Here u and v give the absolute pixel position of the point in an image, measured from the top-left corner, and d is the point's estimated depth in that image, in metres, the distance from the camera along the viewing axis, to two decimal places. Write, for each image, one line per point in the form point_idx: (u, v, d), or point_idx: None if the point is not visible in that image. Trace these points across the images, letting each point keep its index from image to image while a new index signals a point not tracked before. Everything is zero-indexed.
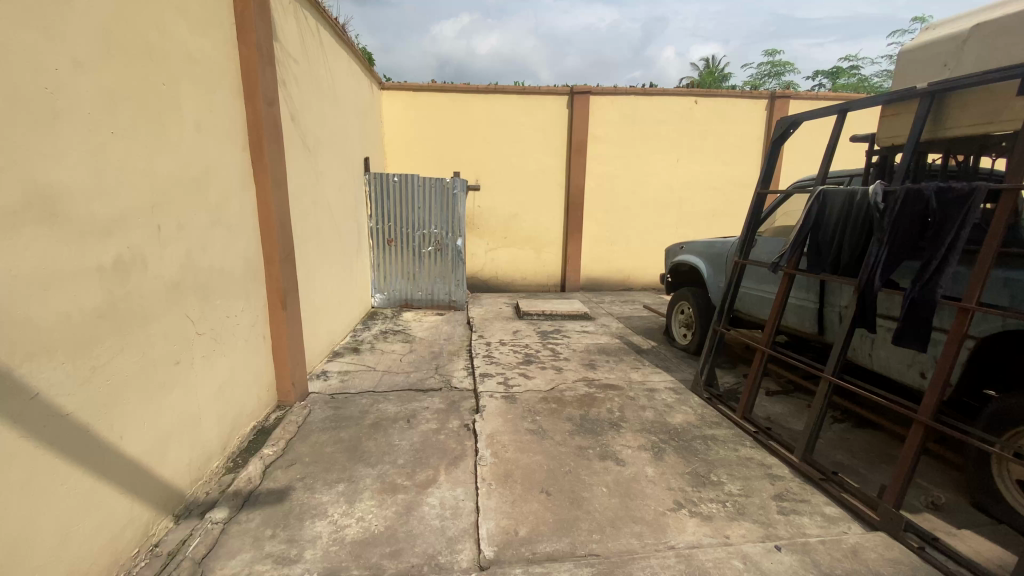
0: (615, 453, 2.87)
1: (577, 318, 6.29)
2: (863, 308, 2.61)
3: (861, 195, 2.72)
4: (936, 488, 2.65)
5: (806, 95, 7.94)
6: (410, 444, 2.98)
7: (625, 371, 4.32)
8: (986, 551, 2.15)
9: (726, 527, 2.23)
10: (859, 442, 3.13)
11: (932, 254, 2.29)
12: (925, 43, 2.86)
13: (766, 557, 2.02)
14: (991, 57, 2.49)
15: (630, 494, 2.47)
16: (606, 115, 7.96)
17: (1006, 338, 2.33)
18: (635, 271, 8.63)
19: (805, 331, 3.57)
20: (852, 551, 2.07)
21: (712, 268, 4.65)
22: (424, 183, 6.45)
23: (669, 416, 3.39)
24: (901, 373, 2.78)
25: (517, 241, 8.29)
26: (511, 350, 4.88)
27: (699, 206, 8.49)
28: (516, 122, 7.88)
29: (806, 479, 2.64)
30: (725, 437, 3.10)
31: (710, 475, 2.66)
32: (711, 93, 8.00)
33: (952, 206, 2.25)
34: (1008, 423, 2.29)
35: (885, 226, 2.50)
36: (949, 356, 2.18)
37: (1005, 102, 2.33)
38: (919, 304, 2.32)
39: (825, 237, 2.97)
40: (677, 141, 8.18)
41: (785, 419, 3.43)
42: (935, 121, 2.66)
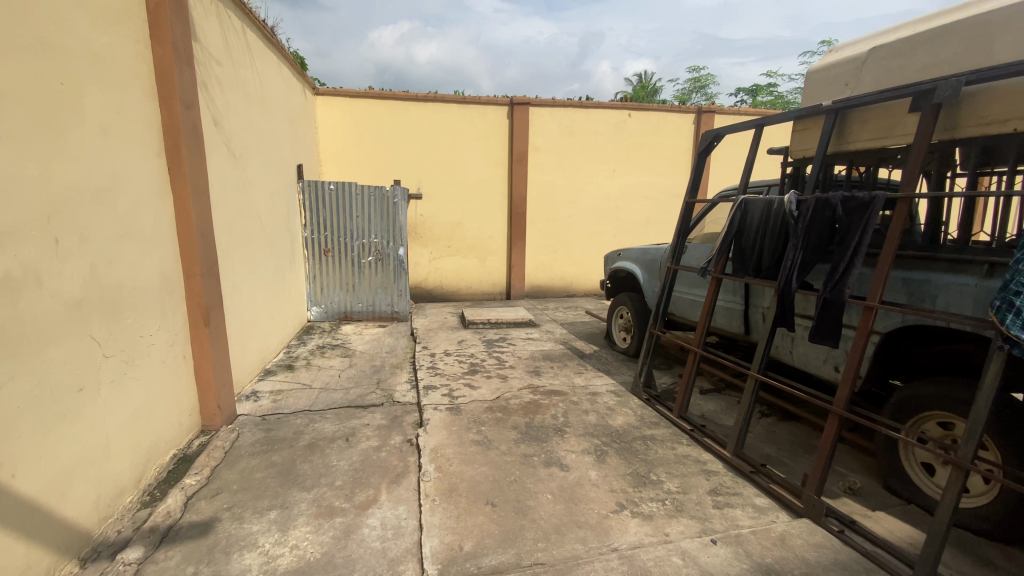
0: (559, 459, 2.89)
1: (523, 325, 6.32)
2: (782, 308, 2.79)
3: (777, 204, 2.92)
4: (852, 473, 2.86)
5: (728, 110, 8.48)
6: (349, 464, 2.86)
7: (568, 376, 4.37)
8: (897, 530, 2.33)
9: (666, 524, 2.29)
10: (784, 434, 3.34)
11: (840, 257, 2.49)
12: (828, 65, 3.13)
13: (703, 552, 2.09)
14: (885, 78, 2.76)
15: (574, 498, 2.49)
16: (545, 126, 8.14)
17: (904, 333, 2.57)
18: (579, 278, 8.81)
19: (733, 332, 3.77)
20: (781, 539, 2.19)
21: (648, 274, 4.82)
22: (363, 191, 6.33)
23: (611, 418, 3.46)
24: (818, 368, 2.99)
25: (461, 250, 8.22)
26: (456, 360, 4.82)
27: (635, 214, 8.82)
28: (456, 131, 7.87)
29: (738, 472, 2.77)
30: (663, 436, 3.20)
31: (650, 474, 2.74)
32: (643, 107, 8.38)
33: (855, 213, 2.46)
34: (910, 410, 2.53)
35: (799, 232, 2.69)
36: (858, 350, 2.37)
37: (898, 119, 2.58)
38: (830, 303, 2.51)
39: (748, 243, 3.16)
40: (613, 152, 8.48)
41: (717, 416, 3.60)
42: (839, 135, 2.90)
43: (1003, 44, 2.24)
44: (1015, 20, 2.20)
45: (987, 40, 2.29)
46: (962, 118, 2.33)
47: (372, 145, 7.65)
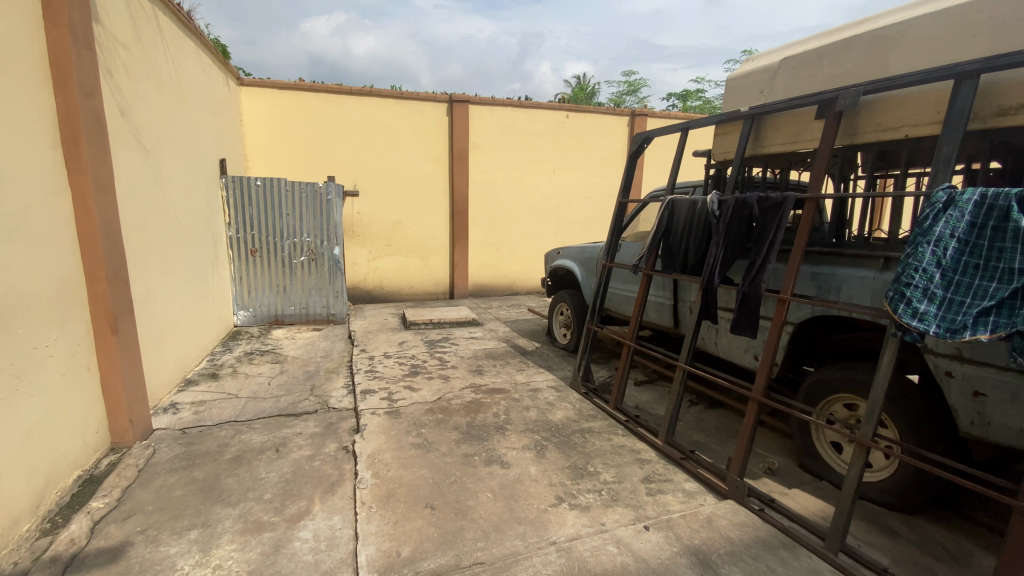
0: (500, 457, 2.89)
1: (465, 324, 6.28)
2: (707, 302, 2.95)
3: (700, 204, 3.08)
4: (771, 455, 3.07)
5: (660, 114, 8.86)
6: (279, 475, 2.73)
7: (510, 374, 4.39)
8: (810, 505, 2.52)
9: (602, 514, 2.35)
10: (711, 421, 3.53)
11: (756, 253, 2.67)
12: (744, 73, 3.34)
13: (636, 538, 2.17)
14: (795, 87, 2.97)
15: (514, 495, 2.51)
16: (485, 124, 8.13)
17: (813, 323, 2.80)
18: (521, 276, 8.87)
19: (663, 325, 3.94)
20: (708, 520, 2.31)
21: (586, 271, 4.95)
22: (293, 188, 6.07)
23: (551, 413, 3.52)
24: (740, 358, 3.19)
25: (400, 249, 8.03)
26: (396, 362, 4.72)
27: (575, 213, 9.02)
28: (394, 127, 7.69)
29: (669, 459, 2.90)
30: (600, 429, 3.29)
31: (587, 466, 2.81)
32: (580, 108, 8.57)
33: (769, 213, 2.65)
34: (820, 394, 2.76)
35: (721, 231, 2.86)
36: (773, 340, 2.55)
37: (806, 125, 2.80)
38: (748, 296, 2.68)
39: (675, 241, 3.32)
40: (552, 152, 8.62)
41: (650, 406, 3.75)
42: (756, 139, 3.10)
43: (894, 58, 2.48)
44: (904, 36, 2.44)
45: (881, 56, 2.53)
46: (861, 125, 2.56)
47: (303, 140, 7.32)
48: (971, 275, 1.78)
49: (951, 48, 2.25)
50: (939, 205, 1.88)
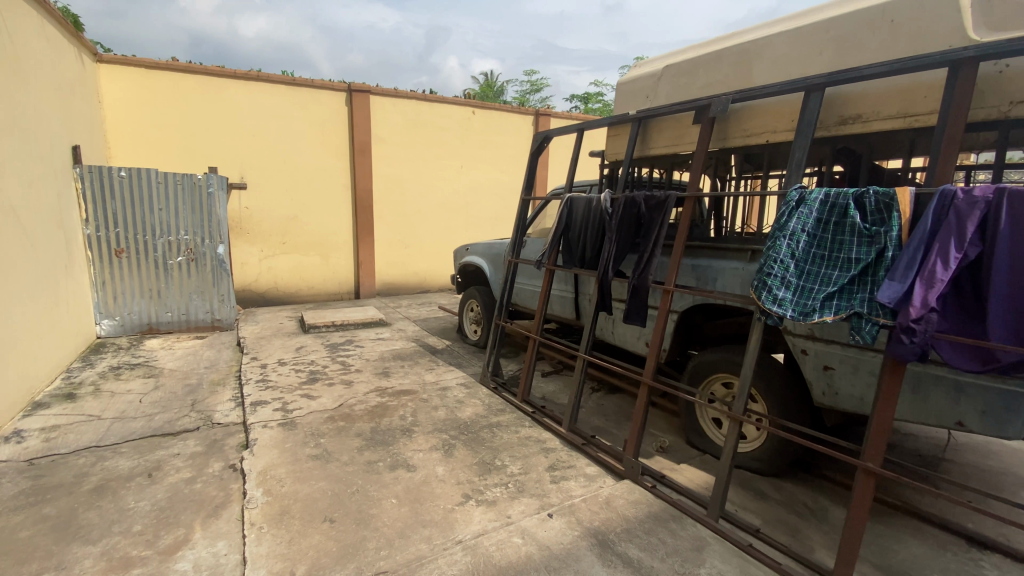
0: (405, 460, 2.82)
1: (371, 325, 6.04)
2: (602, 295, 3.10)
3: (596, 201, 3.24)
4: (663, 434, 3.31)
5: (563, 114, 9.17)
6: (153, 503, 2.43)
7: (418, 374, 4.30)
8: (696, 477, 2.76)
9: (508, 507, 2.38)
10: (611, 406, 3.73)
11: (644, 248, 2.85)
12: (632, 78, 3.54)
13: (540, 527, 2.22)
14: (675, 93, 3.21)
15: (421, 498, 2.46)
16: (387, 117, 7.85)
17: (695, 311, 3.05)
18: (430, 274, 8.69)
19: (566, 318, 4.09)
20: (607, 501, 2.43)
21: (494, 266, 4.98)
22: (166, 180, 5.45)
23: (459, 411, 3.50)
24: (634, 346, 3.40)
25: (298, 247, 7.52)
26: (293, 370, 4.41)
27: (483, 210, 9.03)
28: (286, 117, 7.17)
29: (572, 446, 3.01)
30: (508, 422, 3.33)
31: (495, 460, 2.83)
32: (486, 105, 8.61)
33: (654, 211, 2.85)
34: (703, 375, 3.02)
35: (614, 227, 3.02)
36: (660, 328, 2.74)
37: (684, 130, 3.04)
38: (638, 288, 2.86)
39: (574, 236, 3.44)
40: (459, 148, 8.56)
41: (555, 396, 3.87)
42: (644, 142, 3.31)
43: (756, 71, 2.76)
44: (765, 51, 2.72)
45: (746, 69, 2.80)
46: (731, 130, 2.83)
47: (179, 127, 6.57)
48: (817, 265, 2.04)
49: (801, 65, 2.56)
50: (792, 204, 2.13)
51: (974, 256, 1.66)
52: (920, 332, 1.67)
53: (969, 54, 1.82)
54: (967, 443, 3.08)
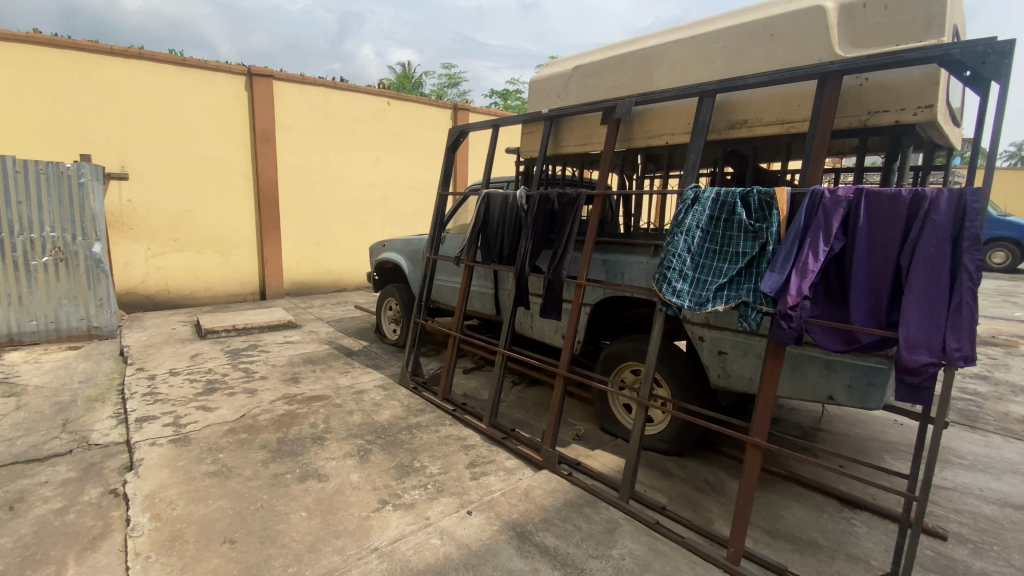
0: (316, 470, 2.68)
1: (279, 328, 5.66)
2: (519, 290, 3.13)
3: (512, 198, 3.26)
4: (580, 422, 3.43)
5: (481, 109, 9.16)
6: (11, 542, 2.10)
7: (332, 378, 4.10)
8: (610, 462, 2.88)
9: (426, 509, 2.35)
10: (530, 398, 3.80)
11: (558, 243, 2.92)
12: (544, 77, 3.59)
13: (459, 525, 2.21)
14: (584, 94, 3.30)
15: (333, 508, 2.35)
16: (294, 105, 7.38)
17: (606, 303, 3.19)
18: (345, 272, 8.31)
19: (486, 314, 4.09)
20: (525, 493, 2.47)
21: (412, 262, 4.86)
22: (24, 168, 4.73)
23: (376, 414, 3.38)
24: (551, 339, 3.48)
25: (193, 244, 6.87)
26: (188, 380, 4.02)
27: (402, 205, 8.78)
28: (176, 100, 6.51)
29: (492, 441, 3.03)
30: (427, 422, 3.27)
31: (413, 462, 2.77)
32: (401, 96, 8.37)
33: (567, 207, 2.93)
34: (615, 364, 3.16)
35: (529, 223, 3.07)
36: (575, 320, 2.83)
37: (594, 129, 3.16)
38: (553, 283, 2.93)
39: (491, 232, 3.45)
40: (374, 140, 8.25)
41: (476, 392, 3.87)
42: (556, 139, 3.39)
43: (657, 75, 2.91)
44: (664, 57, 2.87)
45: (648, 73, 2.95)
46: (635, 132, 2.97)
47: (42, 107, 5.74)
48: (711, 259, 2.21)
49: (696, 71, 2.74)
50: (688, 202, 2.28)
51: (838, 249, 1.87)
52: (797, 317, 1.86)
53: (835, 68, 2.04)
54: (838, 414, 3.49)
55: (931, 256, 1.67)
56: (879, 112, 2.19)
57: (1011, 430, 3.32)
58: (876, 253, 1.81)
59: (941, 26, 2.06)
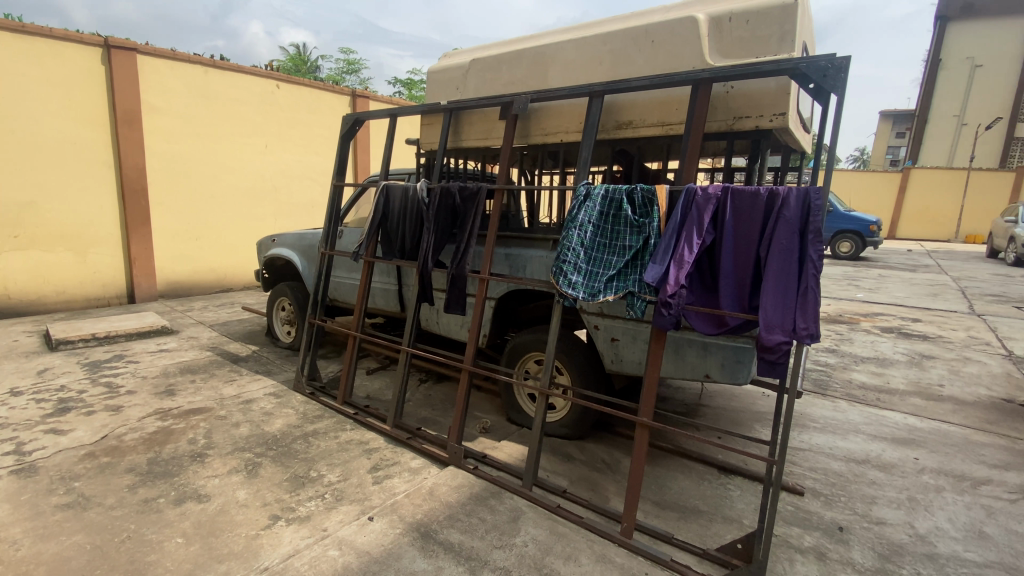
0: (195, 491, 2.44)
1: (151, 335, 5.05)
2: (422, 286, 3.07)
3: (412, 190, 3.18)
4: (486, 415, 3.45)
5: (382, 97, 8.84)
6: None
7: (215, 388, 3.74)
8: (515, 452, 2.94)
9: (324, 520, 2.23)
10: (437, 395, 3.76)
11: (461, 238, 2.90)
12: (442, 68, 3.53)
13: (359, 533, 2.13)
14: (482, 87, 3.30)
15: (216, 530, 2.16)
16: (165, 84, 6.59)
17: (509, 296, 3.23)
18: (232, 270, 7.61)
19: (390, 311, 3.97)
20: (430, 492, 2.44)
21: (306, 259, 4.57)
22: None
23: (267, 425, 3.14)
24: (457, 334, 3.45)
25: (37, 241, 5.89)
26: (32, 400, 3.45)
27: (296, 197, 8.23)
28: (10, 71, 5.52)
29: (396, 442, 2.95)
30: (326, 428, 3.10)
31: (309, 472, 2.62)
32: (292, 80, 7.82)
33: (468, 201, 2.92)
34: (519, 356, 3.22)
35: (430, 217, 3.01)
36: (479, 314, 2.83)
37: (493, 124, 3.18)
38: (456, 278, 2.90)
39: (391, 226, 3.34)
40: (263, 126, 7.62)
41: (379, 393, 3.74)
42: (456, 133, 3.36)
43: (550, 73, 2.99)
44: (557, 56, 2.96)
45: (542, 70, 3.01)
46: (531, 128, 3.03)
47: None
48: (603, 252, 2.32)
49: (586, 71, 2.84)
50: (581, 197, 2.38)
51: (710, 242, 2.04)
52: (675, 304, 2.01)
53: (706, 75, 2.22)
54: (718, 391, 3.87)
55: (783, 247, 1.89)
56: (743, 117, 2.44)
57: (852, 395, 3.89)
58: (741, 246, 2.01)
59: (792, 41, 2.31)
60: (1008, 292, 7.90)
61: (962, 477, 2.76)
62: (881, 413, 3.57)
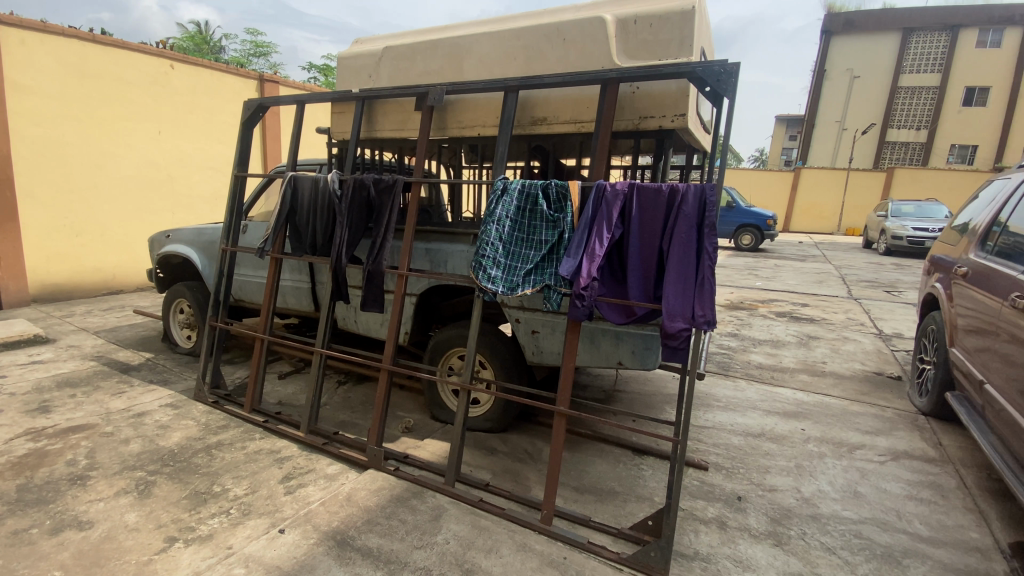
0: (75, 518, 2.18)
1: (19, 345, 4.44)
2: (336, 283, 2.93)
3: (323, 182, 3.03)
4: (409, 414, 3.38)
5: (293, 83, 8.35)
6: None
7: (101, 401, 3.36)
8: (437, 449, 2.91)
9: (229, 537, 2.08)
10: (357, 397, 3.63)
11: (377, 232, 2.80)
12: (354, 53, 3.38)
13: (269, 547, 2.01)
14: (395, 77, 3.20)
15: (100, 560, 1.94)
16: (32, 57, 5.77)
17: (429, 292, 3.18)
18: (122, 269, 6.87)
19: (303, 311, 3.76)
20: (347, 497, 2.35)
21: (207, 256, 4.21)
22: None
23: (163, 439, 2.87)
24: (376, 332, 3.35)
25: None
26: None
27: (197, 188, 7.58)
28: None
29: (312, 448, 2.81)
30: (232, 439, 2.89)
31: (213, 487, 2.43)
32: (189, 60, 7.16)
33: (384, 194, 2.82)
34: (441, 352, 3.19)
35: (343, 210, 2.88)
36: (397, 311, 2.76)
37: (408, 115, 3.10)
38: (372, 274, 2.80)
39: (301, 221, 3.15)
40: (156, 110, 6.92)
41: (293, 398, 3.54)
42: (370, 123, 3.24)
43: (465, 65, 2.96)
44: (472, 48, 2.94)
45: (457, 62, 2.98)
46: (448, 121, 2.99)
47: None
48: (520, 246, 2.34)
49: (501, 64, 2.85)
50: (498, 192, 2.38)
51: (618, 235, 2.13)
52: (588, 296, 2.08)
53: (613, 75, 2.30)
54: (633, 376, 4.07)
55: (683, 241, 2.01)
56: (648, 117, 2.56)
57: (750, 374, 4.26)
58: (647, 239, 2.11)
59: (690, 46, 2.44)
60: (878, 278, 9.00)
61: (840, 444, 3.12)
62: (774, 390, 3.93)
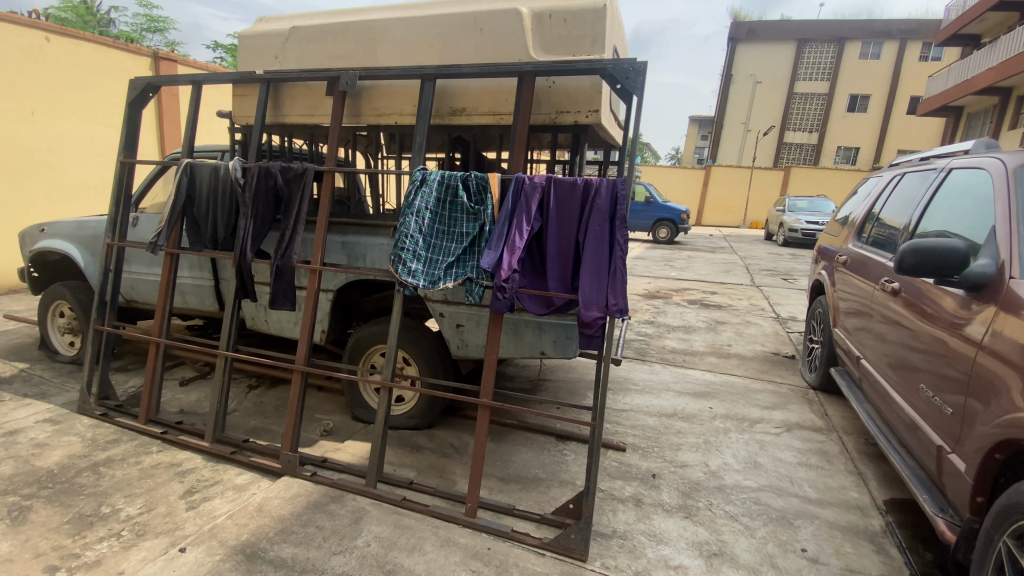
0: None
1: None
2: (242, 280, 2.73)
3: (223, 170, 2.80)
4: (328, 416, 3.24)
5: (193, 63, 7.67)
6: None
7: None
8: (359, 451, 2.81)
9: (120, 561, 1.89)
10: (271, 401, 3.42)
11: (285, 224, 2.64)
12: (257, 32, 3.14)
13: (168, 568, 1.85)
14: (304, 59, 3.02)
15: None
16: None
17: (347, 288, 3.05)
18: None
19: (206, 310, 3.47)
20: (258, 507, 2.21)
21: (90, 252, 3.76)
22: None
23: (38, 459, 2.54)
24: (290, 331, 3.16)
25: None
26: None
27: (79, 176, 6.74)
28: None
29: (218, 458, 2.61)
30: (125, 454, 2.62)
31: (101, 508, 2.19)
32: (67, 31, 6.35)
33: (293, 183, 2.66)
34: (361, 350, 3.07)
35: (247, 200, 2.68)
36: (311, 308, 2.62)
37: (319, 101, 2.94)
38: (282, 269, 2.63)
39: (201, 212, 2.90)
40: (30, 86, 6.07)
41: (198, 406, 3.27)
42: (277, 108, 3.03)
43: (380, 50, 2.86)
44: (386, 33, 2.84)
45: (371, 47, 2.87)
46: (362, 108, 2.87)
47: None
48: (439, 238, 2.30)
49: (417, 52, 2.78)
50: (416, 183, 2.32)
51: (537, 228, 2.16)
52: (509, 288, 2.09)
53: (529, 69, 2.32)
54: (557, 366, 4.17)
55: (597, 232, 2.08)
56: (564, 112, 2.61)
57: (665, 359, 4.52)
58: (564, 232, 2.17)
59: (602, 44, 2.52)
60: (777, 267, 9.87)
61: (743, 419, 3.40)
62: (686, 372, 4.20)
